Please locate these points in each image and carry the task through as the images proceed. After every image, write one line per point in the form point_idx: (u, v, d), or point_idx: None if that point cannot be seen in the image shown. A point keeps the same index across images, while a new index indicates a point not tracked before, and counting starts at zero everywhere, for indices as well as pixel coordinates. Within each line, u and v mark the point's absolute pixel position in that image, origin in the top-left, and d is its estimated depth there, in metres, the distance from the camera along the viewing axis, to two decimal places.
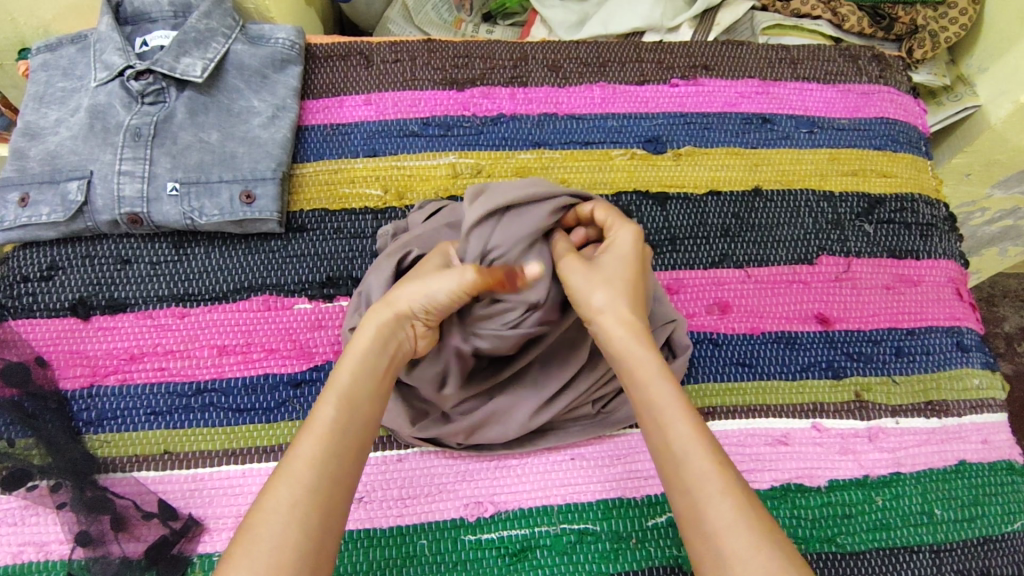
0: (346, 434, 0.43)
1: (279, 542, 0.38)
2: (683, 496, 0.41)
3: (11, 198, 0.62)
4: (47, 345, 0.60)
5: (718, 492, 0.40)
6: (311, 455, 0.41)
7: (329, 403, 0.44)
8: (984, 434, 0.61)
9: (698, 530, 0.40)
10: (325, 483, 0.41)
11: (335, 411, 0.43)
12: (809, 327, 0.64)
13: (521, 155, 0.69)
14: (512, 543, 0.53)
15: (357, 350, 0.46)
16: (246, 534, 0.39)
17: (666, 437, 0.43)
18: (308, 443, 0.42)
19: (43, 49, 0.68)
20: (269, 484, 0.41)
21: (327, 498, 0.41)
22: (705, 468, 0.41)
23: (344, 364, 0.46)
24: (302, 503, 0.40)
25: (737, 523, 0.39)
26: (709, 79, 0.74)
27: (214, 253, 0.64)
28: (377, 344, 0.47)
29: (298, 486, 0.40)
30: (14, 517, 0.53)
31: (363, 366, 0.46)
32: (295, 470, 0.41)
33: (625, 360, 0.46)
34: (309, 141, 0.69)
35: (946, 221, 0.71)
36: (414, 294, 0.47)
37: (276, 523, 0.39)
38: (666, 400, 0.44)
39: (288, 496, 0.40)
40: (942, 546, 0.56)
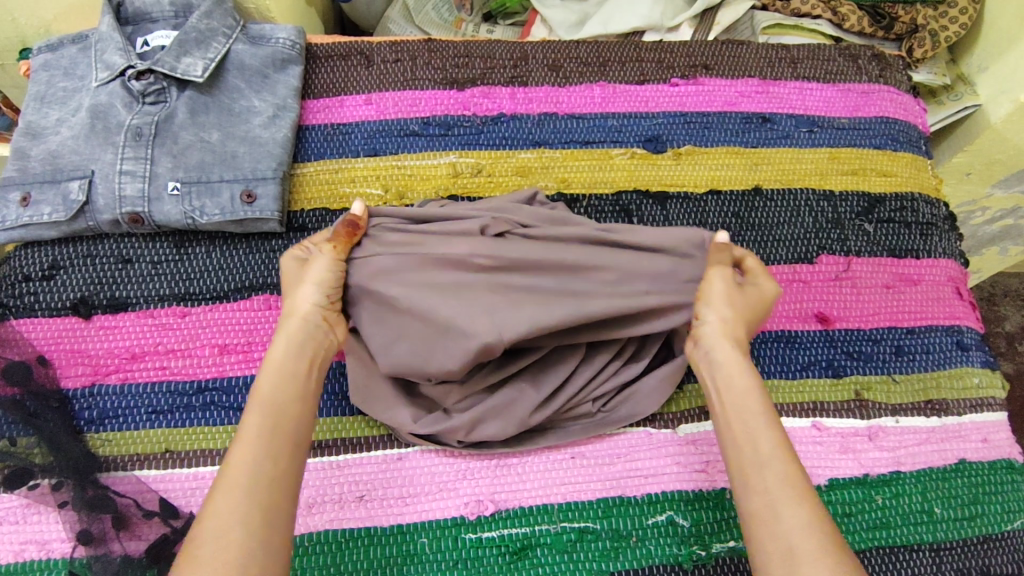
0: (273, 435, 0.45)
1: (228, 540, 0.39)
2: (761, 496, 0.42)
3: (12, 198, 0.62)
4: (48, 344, 0.60)
5: (793, 498, 0.42)
6: (245, 458, 0.43)
7: (253, 411, 0.46)
8: (983, 433, 0.61)
9: (767, 527, 0.41)
10: (262, 482, 0.42)
11: (261, 416, 0.45)
12: (808, 326, 0.64)
13: (521, 154, 0.70)
14: (512, 541, 0.53)
15: (272, 360, 0.49)
16: (197, 542, 0.40)
17: (753, 443, 0.45)
18: (239, 449, 0.44)
19: (44, 49, 0.68)
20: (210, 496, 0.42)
21: (269, 494, 0.42)
22: (784, 477, 0.43)
23: (264, 377, 0.48)
24: (248, 502, 0.41)
25: (811, 526, 0.40)
26: (709, 79, 0.74)
27: (215, 252, 0.64)
28: (295, 346, 0.50)
29: (237, 488, 0.41)
30: (15, 515, 0.53)
31: (275, 373, 0.48)
32: (233, 474, 0.42)
33: (719, 373, 0.49)
34: (309, 140, 0.69)
35: (946, 220, 0.71)
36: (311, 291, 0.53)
37: (223, 525, 0.40)
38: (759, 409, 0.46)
39: (231, 498, 0.41)
40: (942, 545, 0.56)
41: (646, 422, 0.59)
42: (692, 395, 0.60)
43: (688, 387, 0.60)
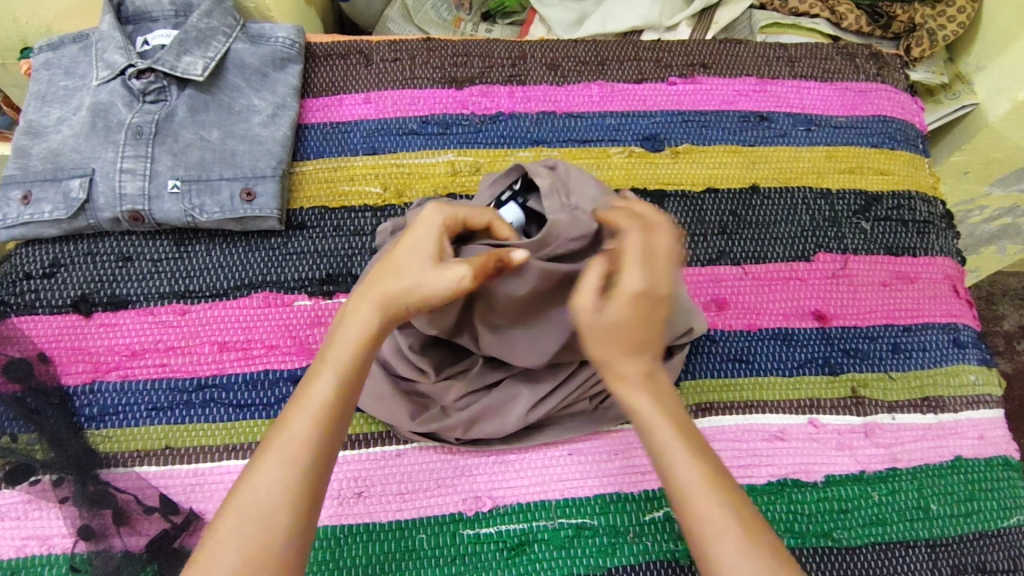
0: (332, 417, 0.43)
1: (262, 523, 0.40)
2: (691, 538, 0.42)
3: (13, 196, 0.63)
4: (48, 341, 0.60)
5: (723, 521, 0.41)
6: (301, 440, 0.42)
7: (324, 379, 0.43)
8: (980, 430, 0.61)
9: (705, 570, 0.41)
10: (308, 471, 0.41)
11: (331, 390, 0.43)
12: (805, 323, 0.64)
13: (520, 153, 0.70)
14: (510, 537, 0.54)
15: (356, 330, 0.44)
16: (229, 516, 0.40)
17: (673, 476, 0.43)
18: (301, 421, 0.42)
19: (45, 48, 0.68)
20: (257, 461, 0.42)
21: (310, 483, 0.41)
22: (714, 506, 0.41)
23: (337, 346, 0.44)
24: (293, 487, 0.41)
25: (740, 565, 0.40)
26: (707, 78, 0.75)
27: (215, 250, 0.64)
28: (373, 329, 0.44)
29: (286, 468, 0.41)
30: (16, 511, 0.54)
31: (366, 346, 0.44)
32: (286, 451, 0.41)
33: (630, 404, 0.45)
34: (309, 139, 0.69)
35: (943, 218, 0.71)
36: (391, 267, 0.45)
37: (266, 503, 0.40)
38: (672, 445, 0.43)
39: (280, 479, 0.41)
40: (938, 541, 0.56)
41: None
42: (689, 392, 0.60)
43: (685, 384, 0.61)
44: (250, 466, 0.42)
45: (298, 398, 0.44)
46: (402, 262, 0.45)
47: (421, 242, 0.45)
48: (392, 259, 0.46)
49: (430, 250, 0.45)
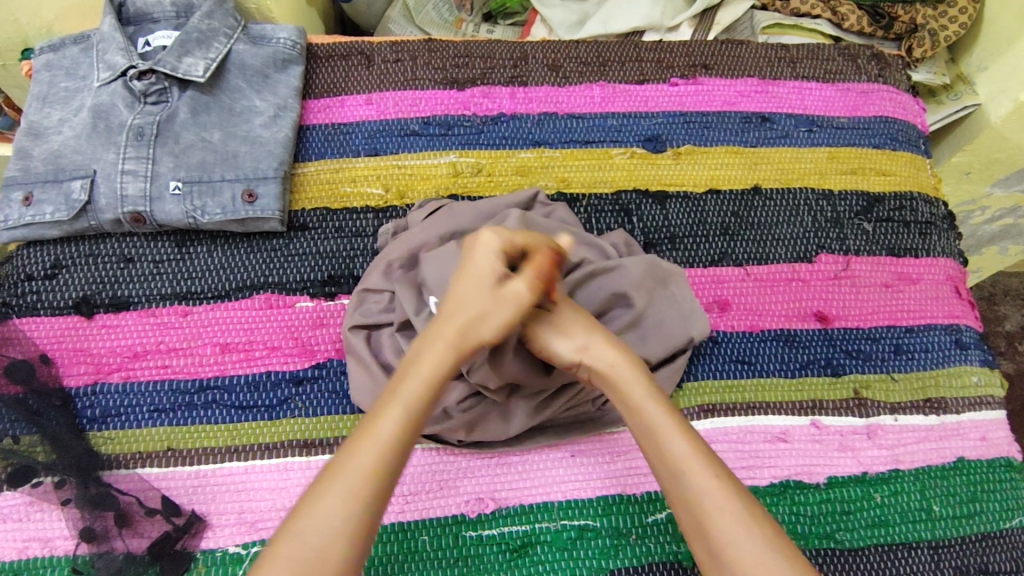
0: (398, 451, 0.43)
1: (321, 552, 0.39)
2: (688, 511, 0.43)
3: (15, 197, 0.63)
4: (50, 343, 0.60)
5: (722, 507, 0.42)
6: (364, 471, 0.42)
7: (393, 415, 0.44)
8: (982, 431, 0.61)
9: (703, 541, 0.43)
10: (370, 501, 0.41)
11: (396, 426, 0.44)
12: (807, 324, 0.64)
13: (521, 154, 0.70)
14: (512, 539, 0.54)
15: (430, 367, 0.47)
16: (286, 546, 0.40)
17: (666, 456, 0.45)
18: (365, 454, 0.43)
19: (46, 49, 0.68)
20: (317, 491, 0.42)
21: (372, 513, 0.41)
22: (710, 479, 0.43)
23: (408, 382, 0.46)
24: (353, 517, 0.41)
25: (742, 532, 0.41)
26: (709, 79, 0.74)
27: (217, 251, 0.64)
28: (446, 365, 0.47)
29: (349, 498, 0.41)
30: (18, 513, 0.54)
31: (436, 384, 0.47)
32: (348, 481, 0.42)
33: (619, 387, 0.48)
34: (310, 140, 0.69)
35: (945, 219, 0.71)
36: (460, 299, 0.49)
37: (326, 531, 0.40)
38: (661, 419, 0.46)
39: (341, 508, 0.41)
40: (940, 542, 0.56)
41: None
42: (691, 393, 0.60)
43: (687, 386, 0.61)
44: (309, 495, 0.42)
45: (363, 433, 0.44)
46: (469, 293, 0.50)
47: (479, 272, 0.50)
48: (455, 290, 0.50)
49: (488, 276, 0.50)
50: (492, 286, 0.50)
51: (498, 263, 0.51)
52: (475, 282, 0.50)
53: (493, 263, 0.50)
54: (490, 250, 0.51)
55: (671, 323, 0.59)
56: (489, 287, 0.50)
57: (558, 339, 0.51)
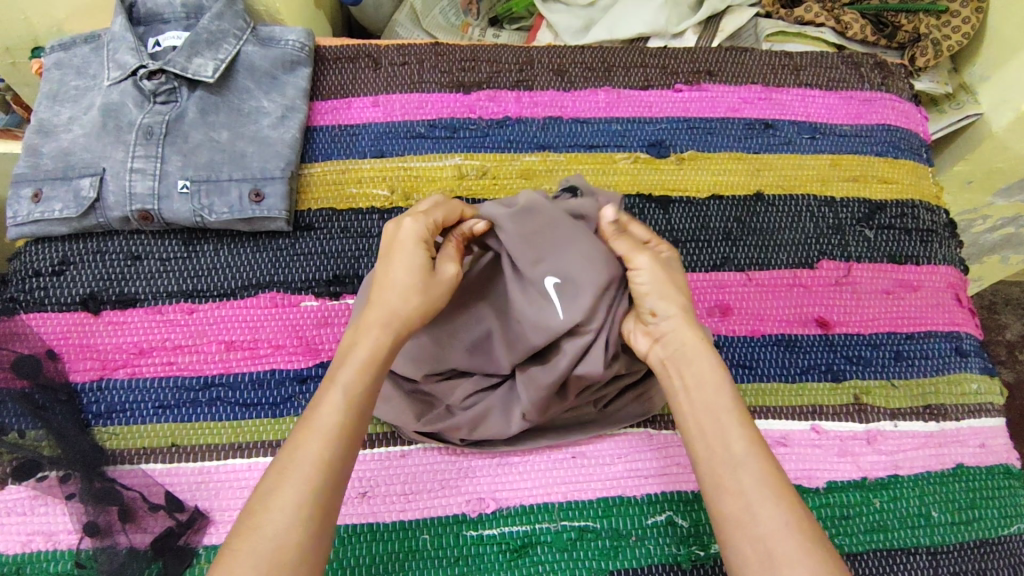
0: (345, 435, 0.43)
1: (279, 542, 0.39)
2: (736, 497, 0.43)
3: (24, 194, 0.63)
4: (57, 339, 0.61)
5: (770, 498, 0.42)
6: (314, 458, 0.42)
7: (334, 400, 0.44)
8: (981, 438, 0.61)
9: (744, 530, 0.41)
10: (326, 487, 0.41)
11: (341, 413, 0.44)
12: (809, 330, 0.64)
13: (526, 158, 0.70)
14: (513, 539, 0.54)
15: (362, 353, 0.46)
16: (246, 538, 0.39)
17: (724, 441, 0.45)
18: (312, 444, 0.42)
19: (57, 48, 0.69)
20: (273, 484, 0.41)
21: (327, 498, 0.41)
22: (765, 472, 0.43)
23: (344, 368, 0.45)
24: (307, 505, 0.40)
25: (791, 531, 0.40)
26: (712, 85, 0.75)
27: (223, 250, 0.65)
28: (379, 352, 0.46)
29: (303, 486, 0.41)
30: (23, 507, 0.54)
31: (374, 366, 0.46)
32: (301, 468, 0.41)
33: (688, 370, 0.48)
34: (317, 141, 0.70)
35: (945, 227, 0.71)
36: (392, 284, 0.48)
37: (281, 521, 0.40)
38: (726, 406, 0.46)
39: (296, 499, 0.40)
40: (939, 548, 0.56)
41: (646, 423, 0.59)
42: None
43: None
44: (266, 487, 0.42)
45: (308, 422, 0.44)
46: (404, 277, 0.48)
47: (406, 261, 0.49)
48: (387, 278, 0.49)
49: (419, 258, 0.49)
50: (424, 269, 0.49)
51: (426, 248, 0.50)
52: (402, 269, 0.49)
53: (423, 249, 0.49)
54: (422, 234, 0.50)
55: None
56: (424, 270, 0.49)
57: (650, 295, 0.50)
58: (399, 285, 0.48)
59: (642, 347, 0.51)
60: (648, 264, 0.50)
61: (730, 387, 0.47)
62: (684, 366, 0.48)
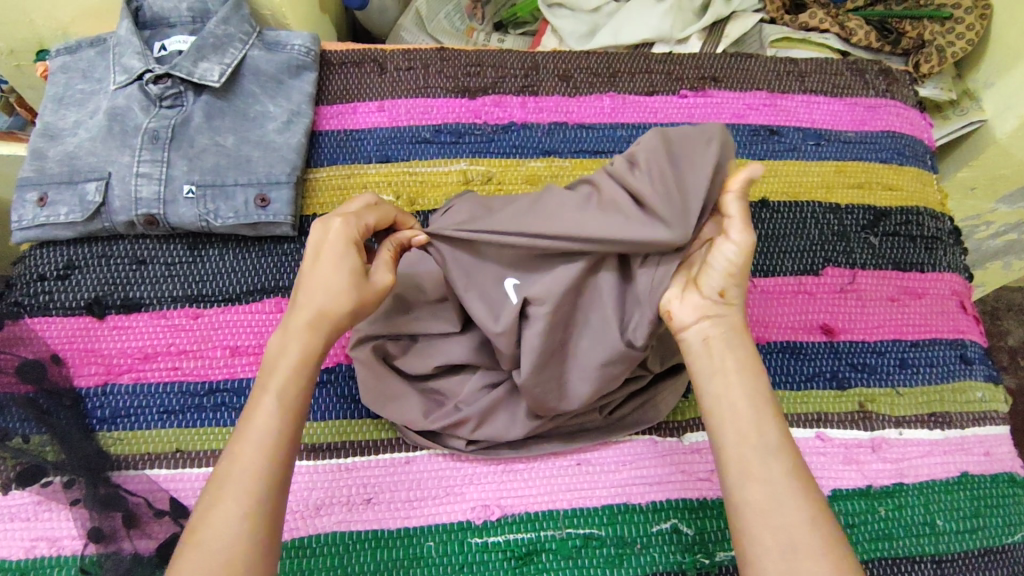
0: (282, 438, 0.44)
1: (226, 548, 0.39)
2: (761, 487, 0.42)
3: (29, 198, 0.63)
4: (61, 343, 0.61)
5: (797, 493, 0.42)
6: (253, 464, 0.42)
7: (266, 408, 0.45)
8: (986, 446, 0.61)
9: (767, 520, 0.41)
10: (271, 490, 0.42)
11: (276, 416, 0.45)
12: (813, 337, 0.64)
13: (531, 163, 0.70)
14: (518, 546, 0.54)
15: (291, 360, 0.47)
16: (196, 548, 0.40)
17: (755, 431, 0.44)
18: (250, 449, 0.43)
19: (63, 52, 0.69)
20: (214, 496, 0.42)
21: (271, 501, 0.42)
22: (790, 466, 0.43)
23: (275, 376, 0.46)
24: (252, 511, 0.41)
25: (812, 528, 0.40)
26: (718, 91, 0.75)
27: (228, 255, 0.65)
28: (313, 352, 0.47)
29: (245, 493, 0.41)
30: (26, 512, 0.54)
31: (304, 371, 0.47)
32: (240, 477, 0.42)
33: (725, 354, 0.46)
34: (323, 146, 0.70)
35: (950, 235, 0.71)
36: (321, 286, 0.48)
37: (226, 530, 0.40)
38: (759, 396, 0.45)
39: (239, 509, 0.41)
40: (944, 557, 0.56)
41: (652, 431, 0.59)
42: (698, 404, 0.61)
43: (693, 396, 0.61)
44: (208, 499, 0.42)
45: (243, 430, 0.44)
46: (335, 277, 0.48)
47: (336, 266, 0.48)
48: (316, 279, 0.48)
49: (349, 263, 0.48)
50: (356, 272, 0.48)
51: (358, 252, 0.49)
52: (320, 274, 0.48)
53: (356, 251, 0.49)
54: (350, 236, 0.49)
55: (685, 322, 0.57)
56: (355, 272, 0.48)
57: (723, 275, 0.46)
58: (320, 291, 0.48)
59: (682, 317, 0.47)
60: (735, 245, 0.46)
61: (762, 376, 0.46)
62: (728, 349, 0.47)
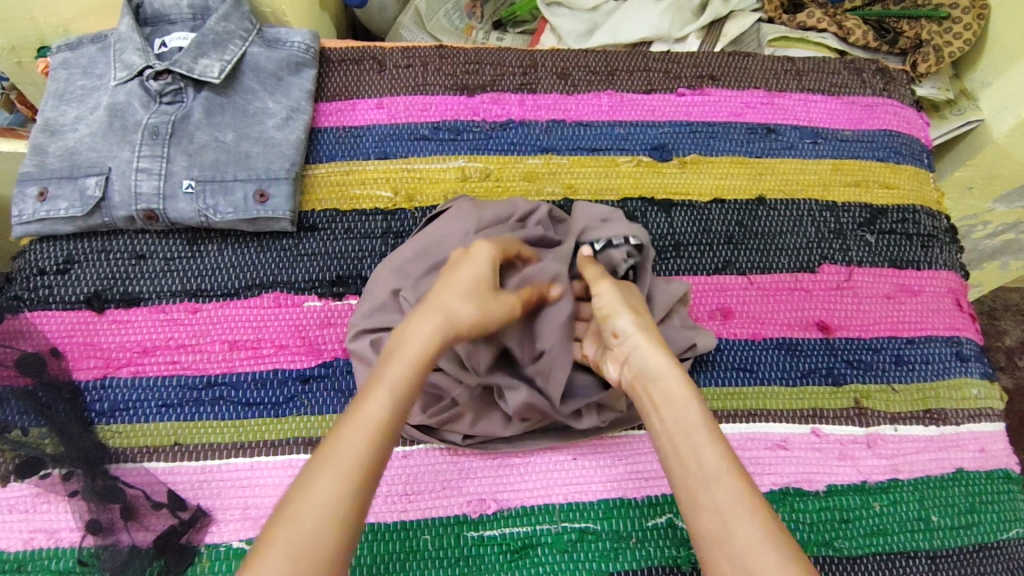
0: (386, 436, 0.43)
1: (320, 538, 0.39)
2: (711, 514, 0.43)
3: (29, 193, 0.64)
4: (61, 336, 0.61)
5: (745, 514, 0.42)
6: (357, 453, 0.42)
7: (381, 395, 0.44)
8: (981, 443, 0.62)
9: (722, 546, 0.42)
10: (365, 488, 0.42)
11: (387, 408, 0.44)
12: (809, 334, 0.65)
13: (529, 160, 0.71)
14: (513, 540, 0.54)
15: (417, 347, 0.46)
16: (281, 536, 0.39)
17: (696, 459, 0.46)
18: (355, 438, 0.43)
19: (63, 48, 0.70)
20: (311, 479, 0.41)
21: (365, 495, 0.42)
22: (736, 488, 0.44)
23: (395, 358, 0.46)
24: (348, 498, 0.41)
25: (767, 543, 0.41)
26: (715, 90, 0.75)
27: (227, 250, 0.65)
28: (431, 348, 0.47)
29: (343, 479, 0.41)
30: (26, 504, 0.54)
31: (423, 361, 0.46)
32: (343, 463, 0.42)
33: (660, 389, 0.50)
34: (322, 142, 0.70)
35: (946, 233, 0.72)
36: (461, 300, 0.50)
37: (322, 516, 0.40)
38: (696, 423, 0.47)
39: (336, 495, 0.41)
40: (938, 552, 0.56)
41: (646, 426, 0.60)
42: None
43: None
44: (302, 481, 0.42)
45: (351, 414, 0.44)
46: (467, 282, 0.50)
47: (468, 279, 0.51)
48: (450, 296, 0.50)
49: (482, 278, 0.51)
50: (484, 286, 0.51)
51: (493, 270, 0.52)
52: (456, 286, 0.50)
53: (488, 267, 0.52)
54: (493, 257, 0.53)
55: (672, 332, 0.59)
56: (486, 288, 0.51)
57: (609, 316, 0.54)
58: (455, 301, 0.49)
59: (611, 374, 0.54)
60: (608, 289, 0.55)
61: (700, 405, 0.48)
62: (655, 387, 0.50)
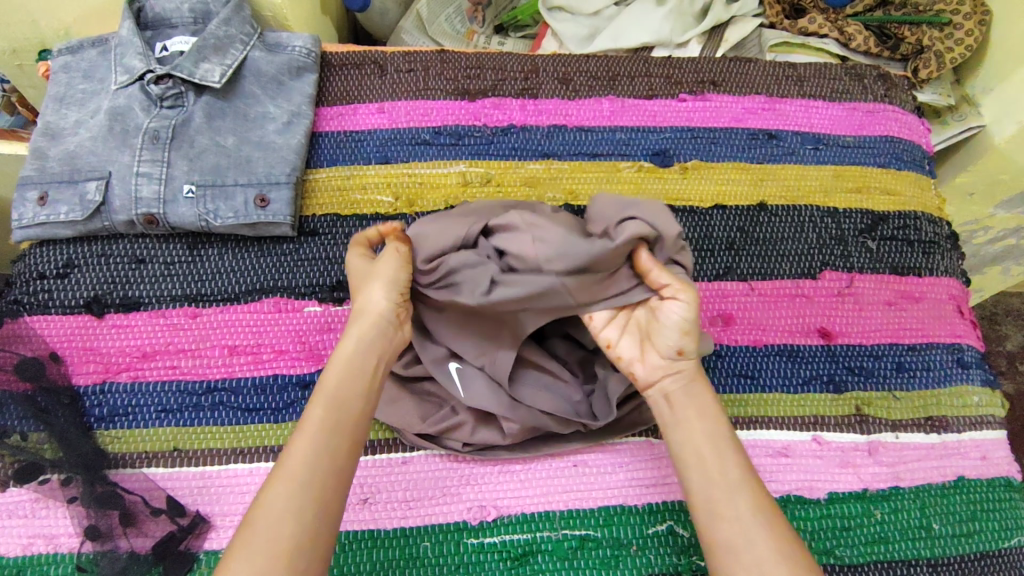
0: (328, 442, 0.45)
1: (277, 541, 0.41)
2: (731, 524, 0.45)
3: (29, 197, 0.64)
4: (60, 342, 0.61)
5: (762, 524, 0.45)
6: (303, 459, 0.44)
7: (319, 403, 0.47)
8: (983, 450, 0.61)
9: (739, 554, 0.44)
10: (312, 487, 0.43)
11: (324, 411, 0.47)
12: (811, 340, 0.65)
13: (530, 165, 0.71)
14: (513, 547, 0.54)
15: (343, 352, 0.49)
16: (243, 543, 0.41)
17: (719, 471, 0.47)
18: (300, 443, 0.45)
19: (64, 52, 0.69)
20: (266, 487, 0.44)
21: (317, 497, 0.43)
22: (753, 501, 0.46)
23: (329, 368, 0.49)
24: (297, 503, 0.43)
25: (780, 554, 0.43)
26: (716, 95, 0.75)
27: (227, 255, 0.65)
28: (352, 346, 0.50)
29: (290, 485, 0.43)
30: (25, 509, 0.54)
31: (354, 363, 0.49)
32: (290, 469, 0.44)
33: (689, 405, 0.51)
34: (322, 147, 0.70)
35: (948, 239, 0.72)
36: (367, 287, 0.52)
37: (274, 519, 0.42)
38: (718, 437, 0.49)
39: (286, 500, 0.42)
40: (940, 561, 0.56)
41: (647, 432, 0.59)
42: None
43: None
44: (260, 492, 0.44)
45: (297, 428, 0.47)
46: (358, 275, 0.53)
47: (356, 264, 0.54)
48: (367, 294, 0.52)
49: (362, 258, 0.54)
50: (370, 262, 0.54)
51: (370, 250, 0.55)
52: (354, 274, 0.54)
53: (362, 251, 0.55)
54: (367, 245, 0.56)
55: None
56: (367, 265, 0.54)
57: (679, 335, 0.50)
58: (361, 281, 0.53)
59: (645, 378, 0.52)
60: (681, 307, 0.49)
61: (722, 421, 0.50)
62: (686, 399, 0.51)
